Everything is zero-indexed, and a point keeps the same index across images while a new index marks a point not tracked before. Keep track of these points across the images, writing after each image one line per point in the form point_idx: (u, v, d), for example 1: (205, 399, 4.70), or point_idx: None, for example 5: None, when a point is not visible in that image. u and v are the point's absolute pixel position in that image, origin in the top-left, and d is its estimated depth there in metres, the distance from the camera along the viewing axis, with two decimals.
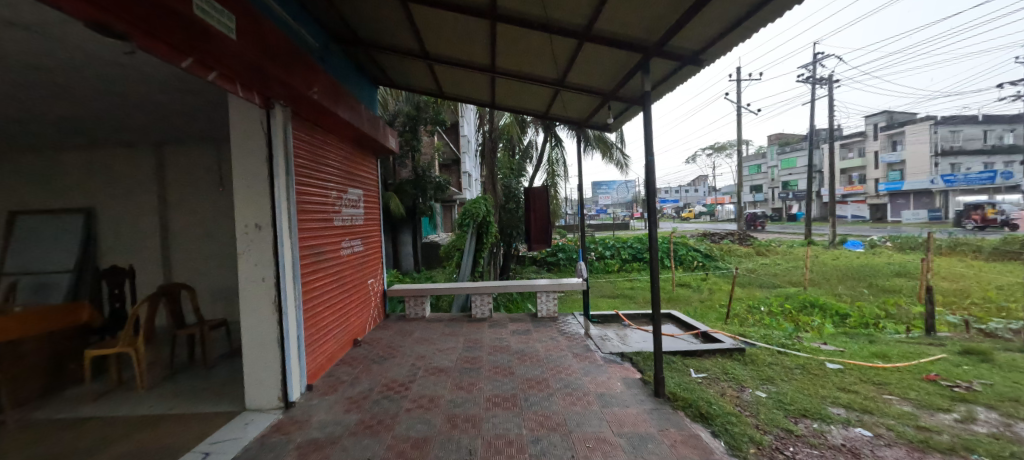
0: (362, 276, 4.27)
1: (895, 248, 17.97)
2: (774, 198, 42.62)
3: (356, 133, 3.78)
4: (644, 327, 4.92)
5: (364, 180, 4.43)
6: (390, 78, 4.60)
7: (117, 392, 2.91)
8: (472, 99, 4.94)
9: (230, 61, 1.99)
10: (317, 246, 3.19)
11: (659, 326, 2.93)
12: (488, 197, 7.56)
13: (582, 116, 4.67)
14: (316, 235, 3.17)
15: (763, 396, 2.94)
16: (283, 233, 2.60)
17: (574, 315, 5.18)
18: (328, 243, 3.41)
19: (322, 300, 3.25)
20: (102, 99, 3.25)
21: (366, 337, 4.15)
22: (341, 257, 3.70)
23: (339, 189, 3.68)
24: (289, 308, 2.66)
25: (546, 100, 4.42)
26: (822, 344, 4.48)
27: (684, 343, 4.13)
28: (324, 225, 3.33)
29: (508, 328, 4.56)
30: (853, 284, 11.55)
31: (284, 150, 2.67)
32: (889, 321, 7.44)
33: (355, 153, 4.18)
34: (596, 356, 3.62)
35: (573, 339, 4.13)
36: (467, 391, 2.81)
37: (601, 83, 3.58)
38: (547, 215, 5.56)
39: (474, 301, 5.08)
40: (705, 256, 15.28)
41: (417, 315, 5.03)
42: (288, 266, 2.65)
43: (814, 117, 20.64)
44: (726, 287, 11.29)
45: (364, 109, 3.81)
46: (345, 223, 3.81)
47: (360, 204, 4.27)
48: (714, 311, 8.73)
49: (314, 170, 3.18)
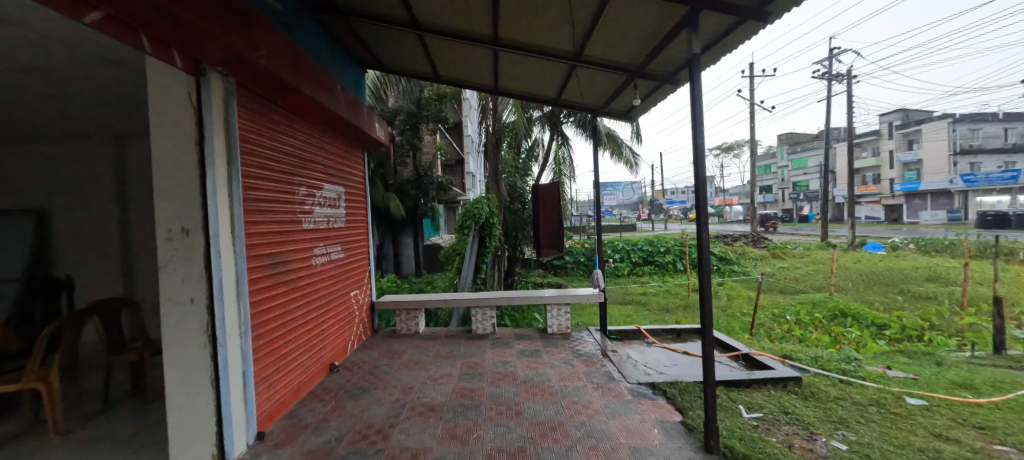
0: (343, 287, 3.68)
1: (919, 250, 17.10)
2: (785, 199, 41.70)
3: (331, 117, 3.18)
4: (670, 346, 4.25)
5: (346, 177, 3.81)
6: (376, 57, 4.01)
7: (25, 439, 2.31)
8: (472, 84, 4.36)
9: (133, 8, 1.39)
10: (277, 257, 2.56)
11: (710, 359, 2.23)
12: (492, 196, 6.96)
13: (599, 102, 4.07)
14: (274, 242, 2.54)
15: (844, 450, 2.23)
16: (221, 240, 1.99)
17: (589, 330, 4.53)
18: (296, 250, 2.81)
19: (284, 324, 2.62)
20: (18, 77, 2.63)
21: (346, 360, 3.52)
22: (314, 268, 3.09)
23: (310, 185, 3.06)
24: (231, 338, 2.04)
25: (558, 83, 3.82)
26: (887, 369, 3.75)
27: (725, 370, 3.46)
28: (288, 231, 2.70)
29: (513, 347, 3.90)
30: (883, 290, 10.74)
31: (224, 133, 2.06)
32: (935, 333, 6.69)
33: (335, 143, 3.57)
34: (621, 388, 2.95)
35: (591, 364, 3.46)
36: (462, 443, 2.15)
37: (626, 55, 2.98)
38: (558, 216, 4.90)
39: (475, 316, 4.44)
40: (720, 259, 14.51)
41: (410, 331, 4.40)
42: (229, 283, 2.05)
43: (830, 115, 19.80)
44: (745, 293, 10.58)
45: (341, 91, 3.21)
46: (318, 227, 3.18)
47: (340, 204, 3.65)
48: (738, 321, 8.05)
49: (272, 161, 2.55)
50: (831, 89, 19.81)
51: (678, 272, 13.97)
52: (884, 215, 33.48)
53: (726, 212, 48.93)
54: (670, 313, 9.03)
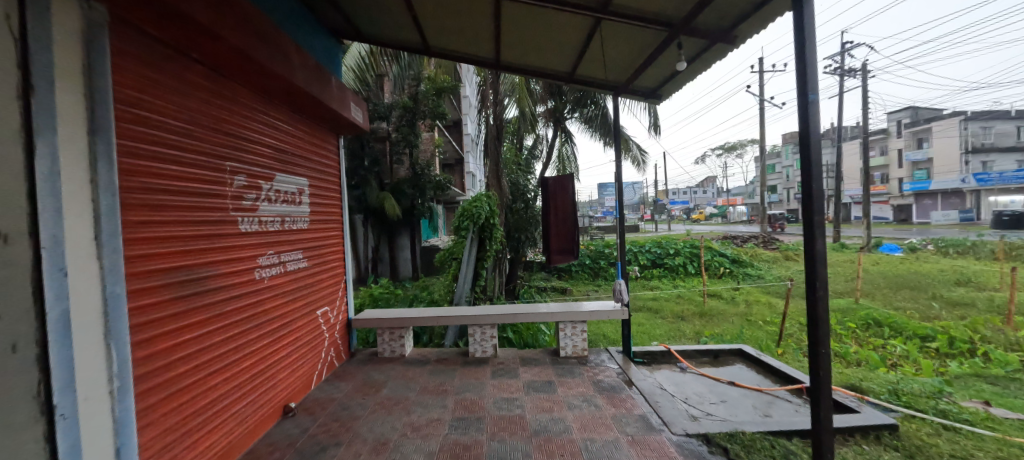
0: (308, 304, 2.95)
1: (938, 252, 16.34)
2: (791, 199, 40.92)
3: (285, 86, 2.47)
4: (709, 373, 3.50)
5: (311, 167, 3.09)
6: (349, 18, 3.27)
7: None
8: (469, 57, 3.67)
9: None
10: (190, 271, 1.81)
11: (818, 393, 1.76)
12: (492, 194, 6.26)
13: (622, 76, 3.41)
14: (182, 252, 1.77)
15: None
16: (68, 250, 1.23)
17: (610, 352, 3.80)
18: (229, 261, 2.09)
19: (202, 365, 1.86)
20: None
21: (309, 398, 2.77)
22: (261, 283, 2.37)
23: (253, 175, 2.33)
24: (89, 404, 1.28)
25: (576, 50, 3.11)
26: (986, 406, 3.00)
27: (795, 415, 2.68)
28: (211, 235, 1.96)
29: (520, 377, 3.16)
30: (913, 296, 9.97)
31: (82, 84, 1.31)
32: (990, 346, 5.94)
33: (295, 124, 2.87)
34: (665, 443, 2.20)
35: (619, 403, 2.71)
36: None
37: (671, 6, 2.27)
38: (571, 216, 4.18)
39: (472, 336, 3.71)
40: (733, 262, 13.72)
41: (394, 354, 3.66)
42: (83, 316, 1.27)
43: (843, 112, 19.05)
44: (764, 298, 9.84)
45: (298, 53, 2.50)
46: (267, 229, 2.45)
47: (301, 200, 2.91)
48: (762, 330, 7.33)
49: (182, 137, 1.81)
50: (842, 84, 19.06)
51: (689, 275, 13.21)
52: (893, 216, 32.77)
53: (730, 212, 48.24)
54: (687, 321, 8.28)
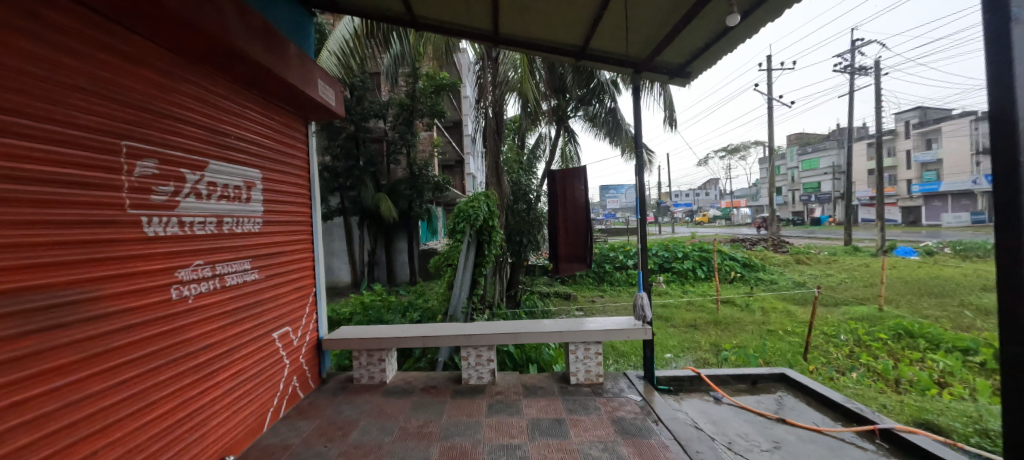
0: (256, 326, 2.38)
1: (956, 256, 15.60)
2: (796, 200, 40.21)
3: (223, 49, 1.93)
4: (751, 406, 2.92)
5: (262, 157, 2.54)
6: None
7: None
8: (462, 30, 3.10)
9: None
10: (58, 292, 1.22)
11: None
12: (491, 192, 5.68)
13: (644, 52, 2.91)
14: (39, 266, 1.18)
15: None
16: None
17: (629, 378, 3.23)
18: (121, 276, 1.49)
19: (79, 424, 1.27)
20: None
21: (258, 447, 2.19)
22: (178, 303, 1.78)
23: (167, 161, 1.77)
24: None
25: (591, 19, 2.60)
26: None
27: None
28: (90, 241, 1.37)
29: (523, 415, 2.59)
30: (940, 303, 9.28)
31: None
32: None
33: (238, 101, 2.31)
34: None
35: (648, 455, 2.11)
36: None
37: None
38: (583, 219, 3.61)
39: (466, 359, 3.14)
40: (744, 266, 13.06)
41: (373, 380, 3.10)
42: None
43: (853, 111, 18.40)
44: (781, 305, 9.20)
45: (237, 9, 1.96)
46: (191, 232, 1.89)
47: (248, 197, 2.37)
48: (784, 342, 6.70)
49: (40, 91, 1.22)
50: (854, 82, 18.40)
51: (699, 280, 12.58)
52: (902, 217, 31.95)
53: (733, 213, 47.51)
54: (701, 331, 7.66)
